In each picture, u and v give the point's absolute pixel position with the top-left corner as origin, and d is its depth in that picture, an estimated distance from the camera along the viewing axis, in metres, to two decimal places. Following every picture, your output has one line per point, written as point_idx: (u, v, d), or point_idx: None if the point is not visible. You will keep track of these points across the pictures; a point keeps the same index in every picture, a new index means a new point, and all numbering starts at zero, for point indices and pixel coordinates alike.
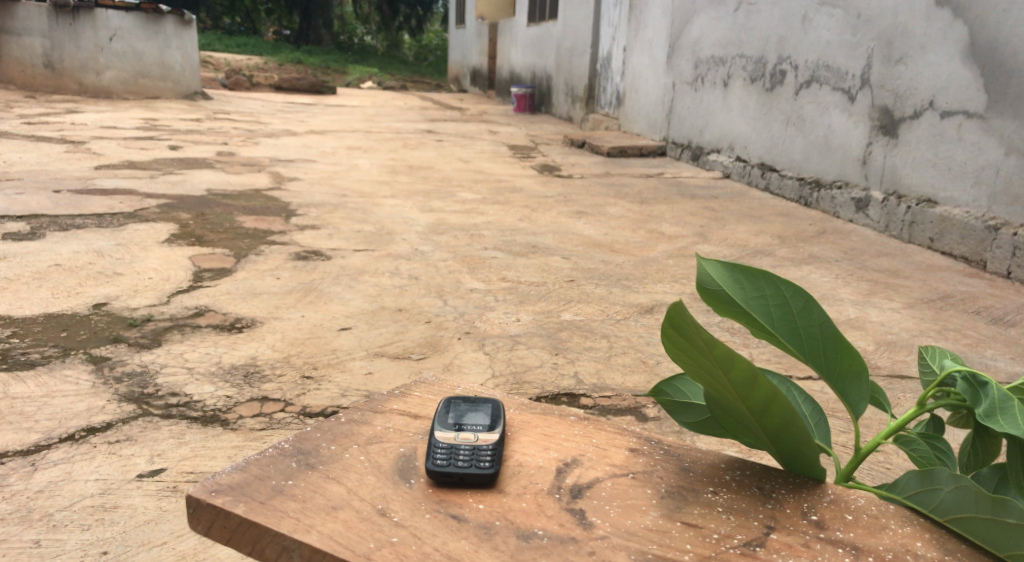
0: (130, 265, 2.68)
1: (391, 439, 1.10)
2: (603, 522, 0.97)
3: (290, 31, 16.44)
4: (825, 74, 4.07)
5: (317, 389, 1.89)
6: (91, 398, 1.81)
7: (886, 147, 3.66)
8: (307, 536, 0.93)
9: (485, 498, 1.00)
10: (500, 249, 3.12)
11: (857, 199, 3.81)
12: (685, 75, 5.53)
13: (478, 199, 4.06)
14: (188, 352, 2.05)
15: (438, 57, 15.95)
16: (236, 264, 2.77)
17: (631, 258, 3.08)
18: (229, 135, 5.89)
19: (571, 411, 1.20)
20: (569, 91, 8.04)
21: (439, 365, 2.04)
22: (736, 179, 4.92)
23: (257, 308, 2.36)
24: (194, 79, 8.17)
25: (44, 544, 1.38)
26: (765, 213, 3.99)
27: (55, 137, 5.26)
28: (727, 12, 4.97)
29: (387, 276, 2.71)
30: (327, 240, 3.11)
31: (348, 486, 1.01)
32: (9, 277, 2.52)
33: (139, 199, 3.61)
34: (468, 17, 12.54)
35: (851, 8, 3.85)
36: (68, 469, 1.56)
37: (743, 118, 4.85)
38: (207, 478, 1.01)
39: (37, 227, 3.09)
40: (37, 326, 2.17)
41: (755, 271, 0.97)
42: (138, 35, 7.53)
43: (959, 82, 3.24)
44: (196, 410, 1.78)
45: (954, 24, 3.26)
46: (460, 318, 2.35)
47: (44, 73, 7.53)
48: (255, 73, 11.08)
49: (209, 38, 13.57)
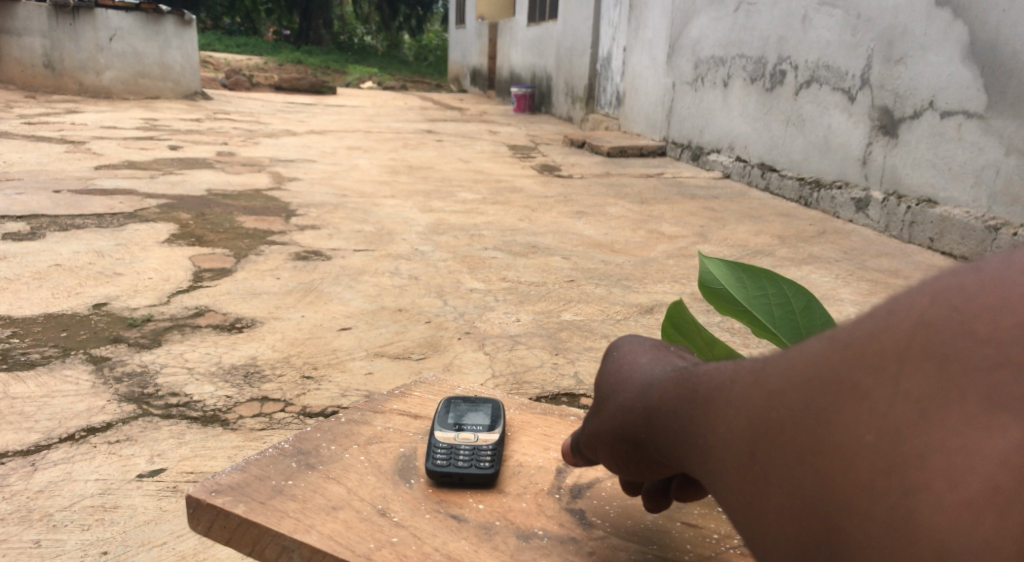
0: (131, 265, 2.69)
1: (391, 439, 1.11)
2: (603, 522, 0.97)
3: (291, 33, 16.40)
4: (825, 74, 4.07)
5: (317, 389, 1.89)
6: (91, 398, 1.81)
7: (886, 147, 3.66)
8: (307, 536, 0.92)
9: (485, 498, 1.00)
10: (500, 249, 3.13)
11: (857, 199, 3.81)
12: (685, 75, 5.53)
13: (478, 199, 4.06)
14: (188, 352, 2.06)
15: (438, 57, 16.03)
16: (236, 264, 2.77)
17: (631, 258, 3.08)
18: (229, 135, 5.90)
19: (571, 411, 1.20)
20: (569, 90, 8.04)
21: (439, 365, 2.04)
22: (736, 179, 4.92)
23: (257, 308, 2.36)
24: (194, 79, 8.19)
25: (44, 544, 1.37)
26: (765, 213, 3.99)
27: (55, 137, 5.26)
28: (727, 12, 4.97)
29: (387, 276, 2.71)
30: (327, 240, 3.11)
31: (348, 486, 1.01)
32: (9, 277, 2.52)
33: (139, 199, 3.62)
34: (467, 17, 12.54)
35: (851, 8, 3.85)
36: (68, 469, 1.56)
37: (742, 118, 4.85)
38: (207, 478, 1.00)
39: (37, 227, 3.09)
40: (37, 326, 2.18)
41: (756, 270, 0.98)
42: (139, 35, 7.55)
43: (960, 82, 3.24)
44: (196, 410, 1.78)
45: (954, 25, 3.26)
46: (460, 318, 2.36)
47: (44, 73, 7.52)
48: (255, 73, 11.13)
49: (211, 39, 13.60)
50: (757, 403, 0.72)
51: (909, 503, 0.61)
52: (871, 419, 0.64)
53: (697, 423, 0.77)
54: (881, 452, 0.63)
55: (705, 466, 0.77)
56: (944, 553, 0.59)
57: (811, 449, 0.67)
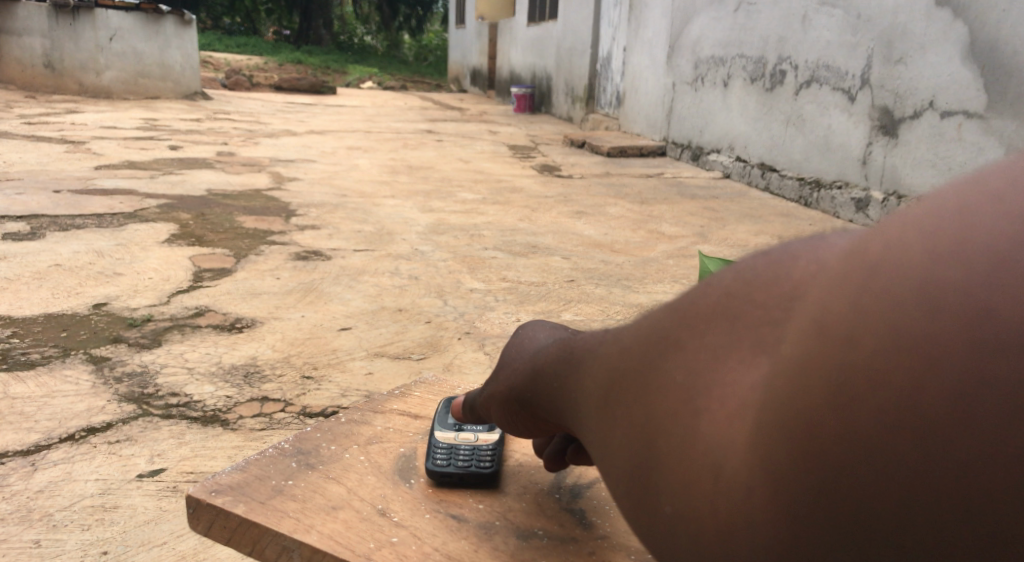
0: (131, 265, 2.69)
1: (391, 439, 1.12)
2: (603, 522, 0.97)
3: (291, 33, 16.41)
4: (825, 74, 4.07)
5: (317, 389, 1.89)
6: (90, 398, 1.81)
7: (886, 147, 3.66)
8: (307, 536, 0.91)
9: (485, 498, 1.00)
10: (500, 249, 3.13)
11: (857, 199, 3.80)
12: (685, 75, 5.54)
13: (478, 199, 4.06)
14: (188, 352, 2.06)
15: (439, 57, 16.03)
16: (236, 264, 2.77)
17: (631, 258, 3.08)
18: (229, 135, 5.90)
19: None
20: (569, 90, 8.04)
21: (439, 365, 2.04)
22: (736, 179, 4.92)
23: (257, 308, 2.36)
24: (194, 79, 8.19)
25: (44, 544, 1.37)
26: (765, 213, 3.99)
27: (55, 137, 5.26)
28: (727, 12, 4.97)
29: (387, 276, 2.71)
30: (327, 240, 3.11)
31: (348, 486, 1.01)
32: (9, 277, 2.52)
33: (139, 199, 3.62)
34: (467, 17, 12.54)
35: (851, 8, 3.85)
36: (68, 470, 1.56)
37: (742, 118, 4.85)
38: (207, 478, 1.00)
39: (37, 227, 3.09)
40: (37, 326, 2.18)
41: None
42: (139, 35, 7.55)
43: (960, 82, 3.24)
44: (196, 410, 1.78)
45: (954, 25, 3.26)
46: (460, 318, 2.36)
47: (44, 73, 7.52)
48: (255, 73, 11.13)
49: (211, 39, 13.61)
50: (611, 353, 0.76)
51: (694, 431, 0.64)
52: (683, 360, 0.67)
53: (567, 378, 0.82)
54: (685, 387, 0.66)
55: (574, 418, 0.81)
56: (716, 473, 0.61)
57: (633, 391, 0.70)
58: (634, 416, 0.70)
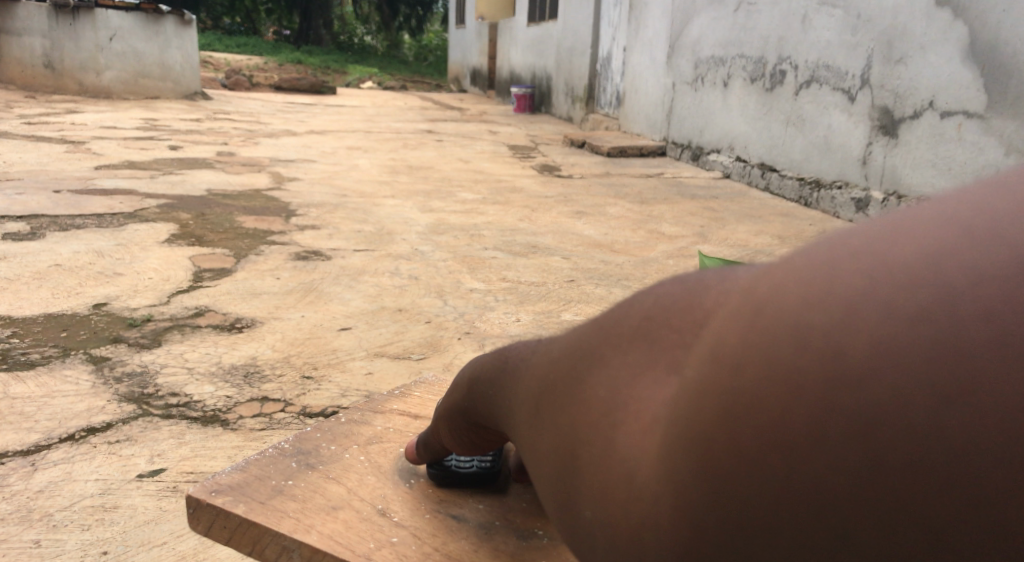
0: (131, 265, 2.69)
1: (391, 439, 1.12)
2: None
3: (291, 34, 16.42)
4: (825, 74, 4.07)
5: (317, 389, 1.89)
6: (90, 398, 1.81)
7: (886, 147, 3.66)
8: (307, 536, 0.91)
9: (486, 498, 1.01)
10: (499, 249, 3.13)
11: (857, 199, 3.80)
12: (685, 75, 5.54)
13: (478, 199, 4.06)
14: (188, 352, 2.06)
15: (438, 57, 16.04)
16: (236, 264, 2.77)
17: (631, 258, 3.08)
18: (229, 135, 5.90)
19: None
20: (569, 90, 8.04)
21: (439, 365, 2.04)
22: (736, 179, 4.92)
23: (257, 308, 2.36)
24: (194, 79, 8.19)
25: (44, 544, 1.37)
26: (765, 213, 3.99)
27: (55, 137, 5.26)
28: (727, 12, 4.97)
29: (387, 276, 2.71)
30: (327, 240, 3.12)
31: (348, 486, 1.01)
32: (9, 277, 2.52)
33: (139, 199, 3.62)
34: (467, 17, 12.55)
35: (852, 8, 3.85)
36: (68, 470, 1.56)
37: (742, 118, 4.85)
38: (207, 478, 1.00)
39: (37, 227, 3.09)
40: (37, 326, 2.18)
41: None
42: (139, 35, 7.55)
43: (960, 83, 3.25)
44: (196, 410, 1.78)
45: (954, 25, 3.26)
46: (460, 318, 2.36)
47: (44, 73, 7.52)
48: (255, 74, 11.13)
49: (211, 39, 13.60)
50: (536, 367, 0.75)
51: (612, 445, 0.63)
52: (601, 375, 0.67)
53: (498, 392, 0.81)
54: (602, 402, 0.65)
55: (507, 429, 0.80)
56: (631, 484, 0.60)
57: (558, 404, 0.70)
58: (555, 430, 0.69)
